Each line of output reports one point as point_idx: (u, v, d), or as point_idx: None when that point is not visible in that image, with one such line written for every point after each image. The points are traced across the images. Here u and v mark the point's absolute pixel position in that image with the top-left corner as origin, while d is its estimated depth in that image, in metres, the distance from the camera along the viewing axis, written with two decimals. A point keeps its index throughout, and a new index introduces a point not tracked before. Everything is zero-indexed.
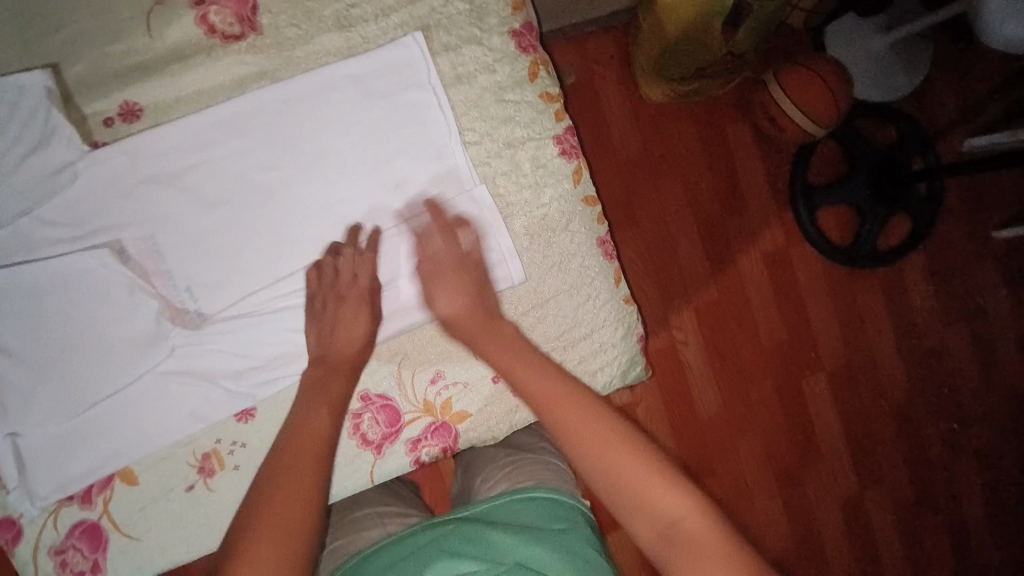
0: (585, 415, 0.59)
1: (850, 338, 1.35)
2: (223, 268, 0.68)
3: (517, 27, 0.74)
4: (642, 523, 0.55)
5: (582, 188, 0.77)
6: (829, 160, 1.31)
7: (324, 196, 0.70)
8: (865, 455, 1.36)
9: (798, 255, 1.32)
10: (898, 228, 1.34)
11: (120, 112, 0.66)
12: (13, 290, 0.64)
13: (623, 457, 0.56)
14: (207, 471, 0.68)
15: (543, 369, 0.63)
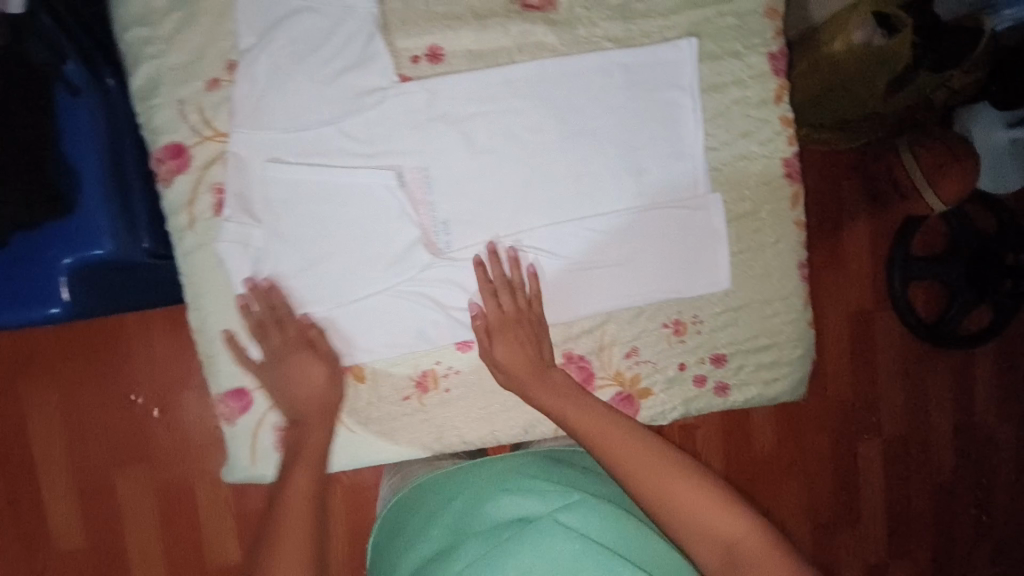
0: (644, 460, 0.66)
1: (914, 411, 1.41)
2: (473, 210, 0.76)
3: (774, 50, 0.80)
4: (705, 547, 0.61)
5: (797, 211, 0.83)
6: (931, 237, 1.37)
7: (576, 167, 0.78)
8: (900, 525, 1.41)
9: (881, 320, 1.37)
10: (979, 317, 1.41)
11: (426, 53, 0.73)
12: (303, 188, 0.71)
13: (684, 494, 0.64)
14: (424, 387, 0.79)
15: (612, 421, 0.70)
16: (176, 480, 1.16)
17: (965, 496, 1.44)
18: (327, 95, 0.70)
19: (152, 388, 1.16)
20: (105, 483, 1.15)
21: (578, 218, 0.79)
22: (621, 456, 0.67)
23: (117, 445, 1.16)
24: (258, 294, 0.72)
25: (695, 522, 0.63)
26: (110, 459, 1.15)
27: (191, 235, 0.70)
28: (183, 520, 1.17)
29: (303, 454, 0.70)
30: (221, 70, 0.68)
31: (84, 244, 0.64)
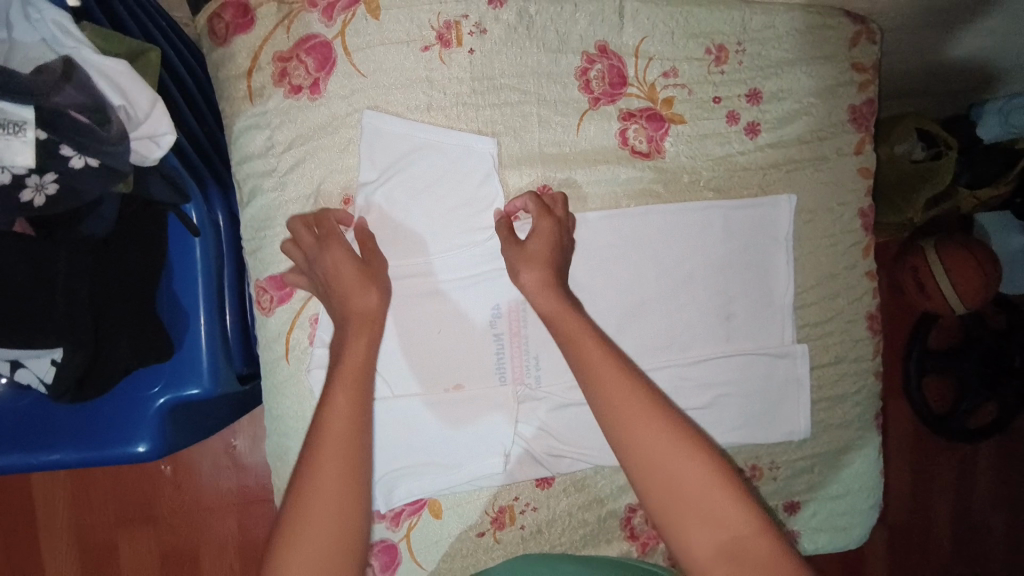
0: (645, 419, 0.53)
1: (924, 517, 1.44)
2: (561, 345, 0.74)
3: (863, 207, 0.82)
4: (701, 541, 0.49)
5: (876, 362, 0.84)
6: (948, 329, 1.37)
7: (670, 307, 0.77)
8: None
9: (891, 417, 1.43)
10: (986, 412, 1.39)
11: (536, 193, 0.73)
12: (403, 314, 0.70)
13: (701, 472, 0.50)
14: (500, 522, 0.74)
15: (631, 385, 0.55)
16: (181, 543, 1.09)
17: None
18: (437, 231, 0.70)
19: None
20: (105, 543, 1.08)
21: (659, 358, 0.77)
22: (632, 420, 0.53)
23: (126, 502, 1.09)
24: None
25: (703, 510, 0.49)
26: (115, 518, 1.09)
27: (286, 365, 0.68)
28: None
29: (330, 437, 0.51)
30: (338, 203, 0.67)
31: (181, 385, 0.61)
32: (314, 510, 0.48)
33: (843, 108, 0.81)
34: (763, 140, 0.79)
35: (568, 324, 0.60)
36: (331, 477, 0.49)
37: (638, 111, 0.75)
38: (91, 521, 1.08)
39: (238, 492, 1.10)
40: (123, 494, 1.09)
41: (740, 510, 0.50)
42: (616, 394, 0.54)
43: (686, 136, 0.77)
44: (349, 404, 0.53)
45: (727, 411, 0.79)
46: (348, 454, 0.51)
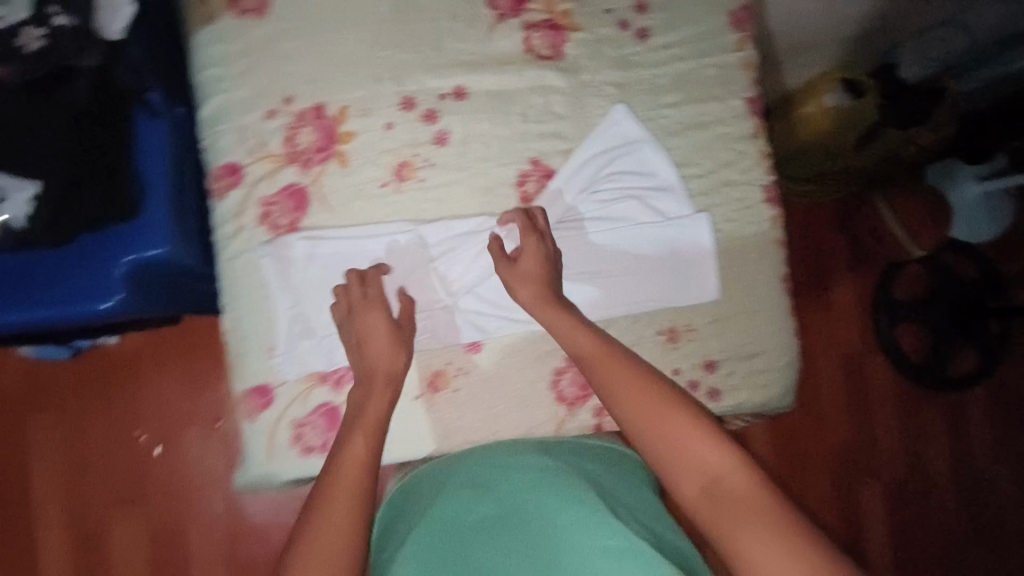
0: (644, 399, 0.69)
1: (911, 445, 1.70)
2: (481, 221, 0.84)
3: (751, 96, 0.93)
4: (686, 480, 0.64)
5: (775, 232, 0.93)
6: (913, 281, 1.69)
7: (572, 194, 0.87)
8: (908, 554, 1.66)
9: (875, 361, 1.70)
10: (966, 360, 1.71)
11: (453, 91, 0.84)
12: (337, 197, 0.80)
13: (687, 432, 0.66)
14: (435, 386, 0.83)
15: (630, 373, 0.72)
16: (169, 527, 1.16)
17: (971, 533, 1.69)
18: (365, 123, 0.81)
19: (156, 428, 1.17)
20: (97, 529, 1.15)
21: (572, 233, 0.87)
22: (625, 401, 0.69)
23: (118, 486, 1.16)
24: (287, 294, 0.79)
25: (682, 456, 0.65)
26: (109, 501, 1.16)
27: (236, 243, 0.79)
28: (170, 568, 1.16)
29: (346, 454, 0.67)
30: (278, 102, 0.79)
31: (142, 246, 0.74)
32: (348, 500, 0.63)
33: (723, 14, 0.92)
34: (653, 43, 0.90)
35: (592, 344, 0.75)
36: (350, 474, 0.65)
37: (538, 22, 0.87)
38: (84, 507, 1.16)
39: (225, 469, 1.18)
40: (114, 478, 1.16)
41: (720, 457, 0.64)
42: (619, 380, 0.71)
43: (583, 40, 0.89)
44: (369, 428, 0.71)
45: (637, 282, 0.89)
46: (363, 460, 0.67)
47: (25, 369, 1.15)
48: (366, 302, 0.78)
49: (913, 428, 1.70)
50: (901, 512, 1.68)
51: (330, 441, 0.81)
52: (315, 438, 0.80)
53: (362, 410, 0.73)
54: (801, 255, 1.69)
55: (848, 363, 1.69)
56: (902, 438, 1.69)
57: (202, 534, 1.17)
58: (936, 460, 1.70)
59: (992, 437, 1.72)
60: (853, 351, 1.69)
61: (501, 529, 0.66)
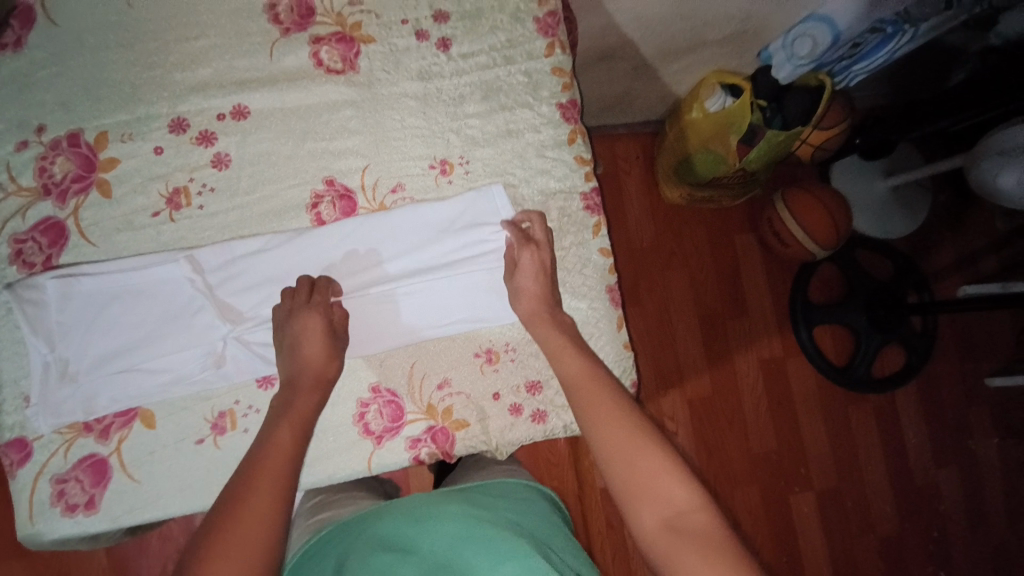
0: (609, 408, 0.66)
1: (840, 449, 1.64)
2: (276, 243, 0.79)
3: (563, 101, 0.89)
4: (646, 510, 0.57)
5: (600, 240, 0.87)
6: (828, 281, 1.68)
7: (399, 224, 0.82)
8: (847, 564, 1.59)
9: (794, 363, 1.65)
10: (892, 359, 1.68)
11: (231, 111, 0.79)
12: (102, 228, 0.75)
13: (655, 463, 0.60)
14: (220, 428, 0.74)
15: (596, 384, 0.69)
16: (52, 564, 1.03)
17: (912, 537, 1.63)
18: (128, 151, 0.76)
19: None
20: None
21: (379, 255, 0.81)
22: (596, 412, 0.66)
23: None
24: (43, 338, 0.72)
25: (647, 479, 0.59)
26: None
27: None
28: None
29: (258, 467, 0.59)
30: (32, 133, 0.74)
31: None
32: (245, 522, 0.53)
33: (529, 21, 0.90)
34: (455, 52, 0.87)
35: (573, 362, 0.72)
36: (263, 486, 0.57)
37: (327, 35, 0.83)
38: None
39: None
40: None
41: (690, 494, 0.58)
42: (588, 393, 0.68)
43: (377, 53, 0.85)
44: (292, 431, 0.65)
45: (451, 299, 0.82)
46: (284, 461, 0.60)
47: None
48: (307, 306, 0.74)
49: (842, 430, 1.65)
50: (836, 523, 1.60)
51: (98, 498, 0.71)
52: (81, 495, 0.70)
53: (290, 405, 0.68)
54: (711, 260, 1.65)
55: (767, 366, 1.63)
56: (830, 444, 1.64)
57: None
58: (869, 465, 1.64)
59: (928, 436, 1.68)
60: (772, 357, 1.64)
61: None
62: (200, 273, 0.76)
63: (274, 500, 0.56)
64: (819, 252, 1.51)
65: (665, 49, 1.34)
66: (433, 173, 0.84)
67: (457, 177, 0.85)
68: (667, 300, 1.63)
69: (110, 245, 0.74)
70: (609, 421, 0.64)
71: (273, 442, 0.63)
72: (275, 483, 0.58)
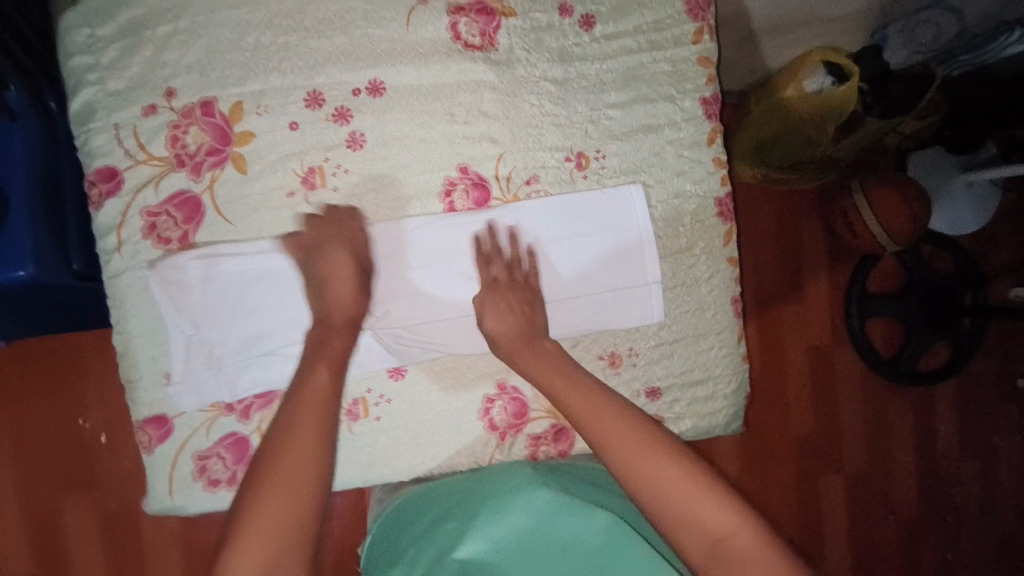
0: (616, 427, 0.61)
1: (872, 444, 1.58)
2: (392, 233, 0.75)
3: (706, 95, 0.84)
4: (690, 545, 0.56)
5: (729, 249, 0.85)
6: (886, 275, 1.55)
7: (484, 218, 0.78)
8: (865, 556, 1.56)
9: (839, 355, 1.57)
10: (936, 354, 1.58)
11: (367, 86, 0.74)
12: (241, 206, 0.72)
13: (679, 482, 0.57)
14: (354, 414, 0.76)
15: (594, 399, 0.64)
16: (124, 510, 1.11)
17: (930, 533, 1.59)
18: (264, 125, 0.72)
19: (99, 415, 1.11)
20: (50, 512, 1.09)
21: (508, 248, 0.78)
22: (603, 433, 0.61)
23: (66, 471, 1.10)
24: (184, 318, 0.70)
25: (686, 511, 0.56)
26: (58, 484, 1.09)
27: (118, 258, 0.69)
28: (125, 552, 1.11)
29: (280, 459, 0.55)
30: (159, 96, 0.69)
31: (4, 264, 0.64)
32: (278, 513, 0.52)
33: (678, 1, 0.83)
34: (598, 33, 0.81)
35: (560, 381, 0.66)
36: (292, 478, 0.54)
37: (467, 5, 0.77)
38: (39, 489, 1.09)
39: None
40: (54, 467, 1.09)
41: (726, 516, 0.56)
42: (591, 411, 0.63)
43: (518, 28, 0.79)
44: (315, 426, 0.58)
45: (580, 299, 0.81)
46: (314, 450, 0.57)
47: None
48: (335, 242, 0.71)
49: (875, 419, 1.58)
50: (861, 510, 1.56)
51: (239, 475, 0.72)
52: (224, 471, 0.71)
53: (324, 345, 0.67)
54: (777, 242, 1.56)
55: (816, 356, 1.56)
56: (864, 437, 1.58)
57: (154, 520, 1.12)
58: (900, 457, 1.59)
59: (958, 429, 1.61)
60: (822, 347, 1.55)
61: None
62: None
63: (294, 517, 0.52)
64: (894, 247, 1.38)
65: (779, 20, 1.18)
66: (568, 166, 0.80)
67: (592, 173, 0.81)
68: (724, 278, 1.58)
69: (245, 224, 0.72)
70: (628, 445, 0.59)
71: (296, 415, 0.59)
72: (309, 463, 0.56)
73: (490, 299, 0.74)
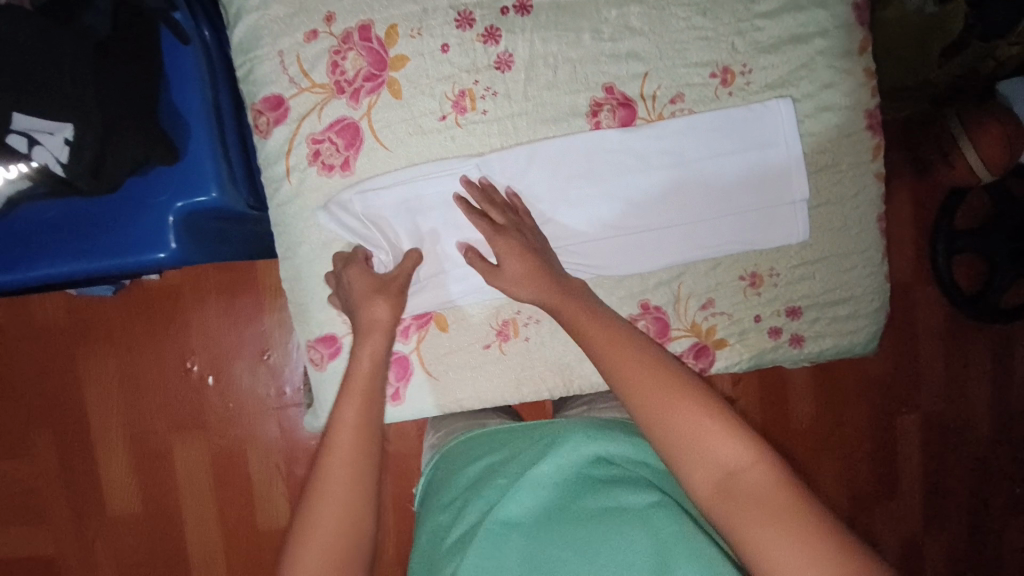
0: (638, 363, 0.59)
1: (952, 388, 1.46)
2: (529, 154, 0.75)
3: (859, 1, 0.79)
4: (702, 481, 0.54)
5: (876, 164, 0.82)
6: (975, 211, 1.39)
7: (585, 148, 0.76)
8: (936, 500, 1.48)
9: (923, 296, 1.43)
10: (1018, 290, 1.43)
11: (515, 4, 0.73)
12: (398, 129, 0.72)
13: (695, 418, 0.55)
14: (504, 335, 0.77)
15: (617, 335, 0.62)
16: (229, 447, 1.17)
17: (1001, 471, 1.49)
18: (420, 47, 0.71)
19: (205, 357, 1.15)
20: (158, 449, 1.17)
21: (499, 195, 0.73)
22: (622, 366, 0.59)
23: (171, 413, 1.16)
24: (351, 241, 0.73)
25: (704, 449, 0.54)
26: (170, 424, 1.16)
27: (287, 186, 0.71)
28: (233, 484, 1.17)
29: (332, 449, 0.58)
30: (320, 22, 0.69)
31: (191, 189, 0.67)
32: (329, 512, 0.55)
33: None
34: None
35: (582, 315, 0.64)
36: (338, 466, 0.57)
37: None
38: (145, 429, 1.16)
39: (275, 398, 1.17)
40: (168, 406, 1.16)
41: (739, 452, 0.54)
42: (610, 348, 0.61)
43: None
44: (353, 408, 0.60)
45: (722, 221, 0.80)
46: (353, 434, 0.59)
47: (67, 308, 1.14)
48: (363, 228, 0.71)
49: (957, 358, 1.45)
50: (937, 450, 1.47)
51: (402, 391, 0.76)
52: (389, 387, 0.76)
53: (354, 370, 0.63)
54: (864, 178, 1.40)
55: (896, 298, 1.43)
56: (944, 378, 1.46)
57: (260, 457, 1.18)
58: (975, 396, 1.47)
59: None
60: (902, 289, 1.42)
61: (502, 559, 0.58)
62: (491, 180, 0.75)
63: (342, 519, 0.55)
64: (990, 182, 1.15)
65: None
66: (713, 83, 0.78)
67: (738, 89, 0.79)
68: None
69: (399, 149, 0.73)
70: (645, 381, 0.57)
71: (342, 424, 0.59)
72: (350, 490, 0.56)
73: (501, 241, 0.69)
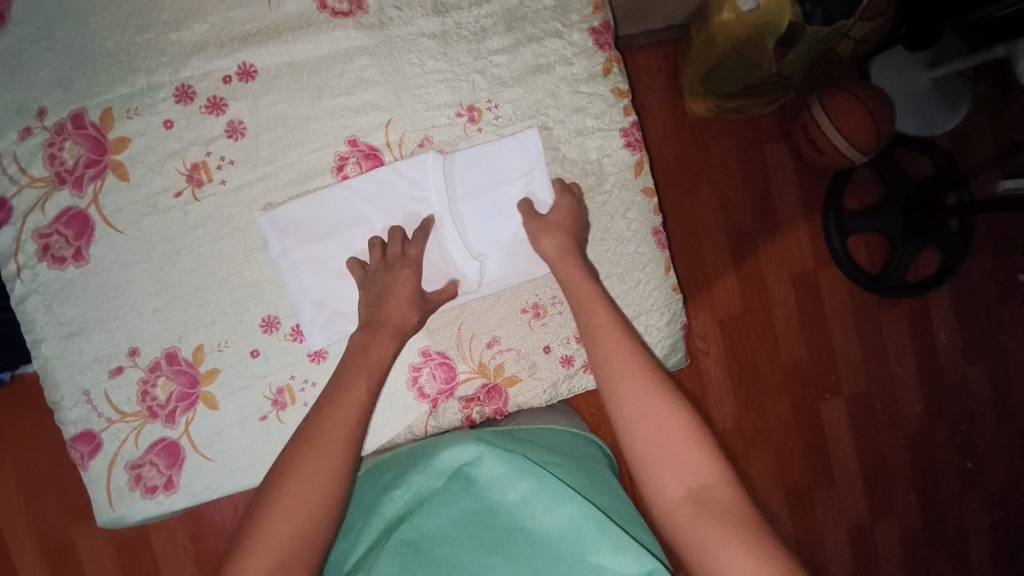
0: (634, 361, 0.62)
1: (873, 370, 1.34)
2: (318, 214, 0.74)
3: (596, 25, 0.81)
4: (674, 482, 0.55)
5: (642, 179, 0.83)
6: (862, 187, 1.31)
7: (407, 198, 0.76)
8: (881, 489, 1.34)
9: (826, 279, 1.31)
10: (926, 263, 1.35)
11: (238, 72, 0.73)
12: (133, 211, 0.71)
13: (675, 423, 0.58)
14: (280, 404, 0.75)
15: (616, 332, 0.65)
16: (131, 533, 1.09)
17: (942, 448, 1.36)
18: (144, 128, 0.71)
19: None
20: (65, 542, 1.08)
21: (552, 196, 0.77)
22: (618, 364, 0.62)
23: (69, 504, 1.09)
24: (99, 330, 0.72)
25: (676, 456, 0.56)
26: (65, 516, 1.08)
27: (19, 283, 0.72)
28: (140, 574, 1.08)
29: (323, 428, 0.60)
30: (32, 118, 0.70)
31: None
32: (306, 486, 0.55)
33: None
34: None
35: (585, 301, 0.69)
36: (327, 446, 0.58)
37: None
38: (47, 525, 1.08)
39: None
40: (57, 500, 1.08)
41: (712, 464, 0.56)
42: (604, 340, 0.65)
43: None
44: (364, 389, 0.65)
45: (502, 254, 0.78)
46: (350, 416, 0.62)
47: None
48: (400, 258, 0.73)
49: (871, 337, 1.34)
50: (869, 433, 1.34)
51: (175, 479, 0.74)
52: (159, 477, 0.73)
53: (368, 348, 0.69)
54: (740, 170, 1.28)
55: (799, 283, 1.31)
56: (863, 359, 1.34)
57: (164, 538, 1.09)
58: (899, 375, 1.35)
59: (958, 336, 1.36)
60: (804, 272, 1.31)
61: (476, 534, 0.62)
62: (240, 250, 0.74)
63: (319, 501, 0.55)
64: (859, 161, 1.16)
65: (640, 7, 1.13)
66: (460, 121, 0.78)
67: (487, 124, 0.78)
68: (679, 219, 1.27)
69: (137, 232, 0.72)
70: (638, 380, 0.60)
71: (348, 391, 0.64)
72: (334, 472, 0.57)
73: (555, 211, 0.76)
